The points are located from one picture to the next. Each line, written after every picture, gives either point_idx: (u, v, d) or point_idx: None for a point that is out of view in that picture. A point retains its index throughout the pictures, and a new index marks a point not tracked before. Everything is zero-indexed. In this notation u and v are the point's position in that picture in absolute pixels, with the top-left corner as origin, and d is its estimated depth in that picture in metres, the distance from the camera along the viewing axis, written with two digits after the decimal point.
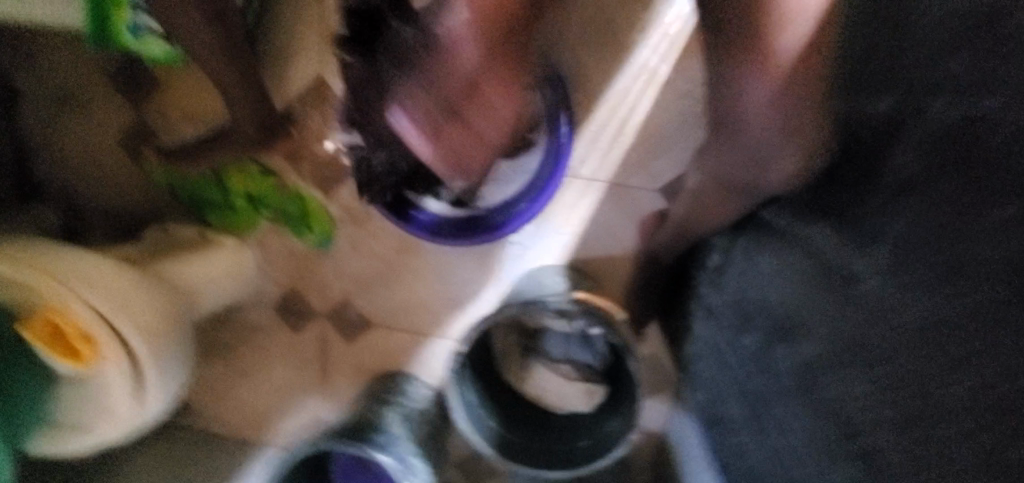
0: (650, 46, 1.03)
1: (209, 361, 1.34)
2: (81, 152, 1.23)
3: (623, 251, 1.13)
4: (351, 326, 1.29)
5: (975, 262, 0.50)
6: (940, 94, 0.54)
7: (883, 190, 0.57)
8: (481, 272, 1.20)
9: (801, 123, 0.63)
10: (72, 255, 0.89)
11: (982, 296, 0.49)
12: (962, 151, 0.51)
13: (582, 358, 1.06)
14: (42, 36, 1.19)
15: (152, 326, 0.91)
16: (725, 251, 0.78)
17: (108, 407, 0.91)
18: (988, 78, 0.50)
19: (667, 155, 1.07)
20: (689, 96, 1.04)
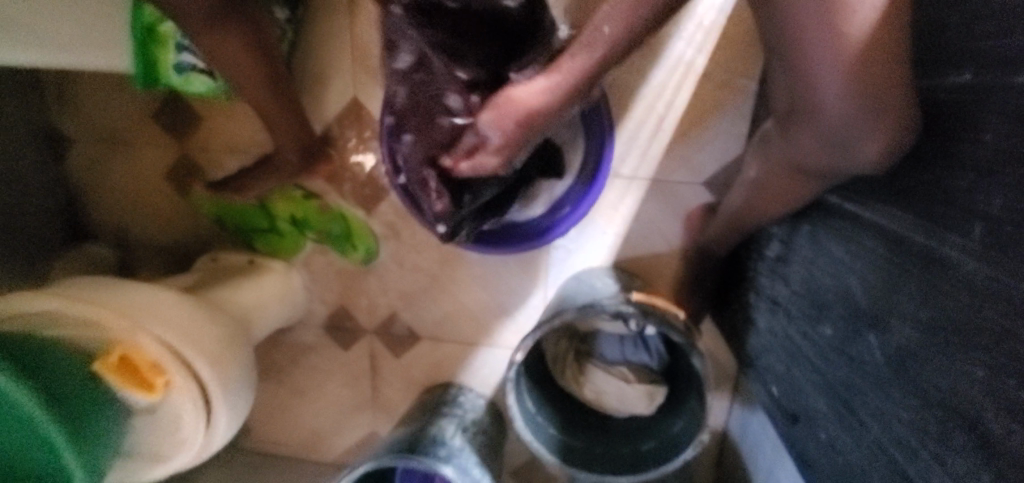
0: (684, 38, 1.01)
1: (264, 383, 1.36)
2: (131, 190, 1.28)
3: (670, 248, 1.12)
4: (401, 340, 1.30)
5: None
6: (1015, 54, 0.47)
7: (968, 167, 0.51)
8: (527, 278, 1.20)
9: (882, 98, 0.55)
10: (132, 291, 0.92)
11: None
12: None
13: (638, 359, 1.04)
14: (83, 81, 1.22)
15: (218, 354, 0.94)
16: (786, 240, 0.80)
17: (179, 436, 0.93)
18: None
19: (710, 147, 1.06)
20: (728, 86, 1.03)
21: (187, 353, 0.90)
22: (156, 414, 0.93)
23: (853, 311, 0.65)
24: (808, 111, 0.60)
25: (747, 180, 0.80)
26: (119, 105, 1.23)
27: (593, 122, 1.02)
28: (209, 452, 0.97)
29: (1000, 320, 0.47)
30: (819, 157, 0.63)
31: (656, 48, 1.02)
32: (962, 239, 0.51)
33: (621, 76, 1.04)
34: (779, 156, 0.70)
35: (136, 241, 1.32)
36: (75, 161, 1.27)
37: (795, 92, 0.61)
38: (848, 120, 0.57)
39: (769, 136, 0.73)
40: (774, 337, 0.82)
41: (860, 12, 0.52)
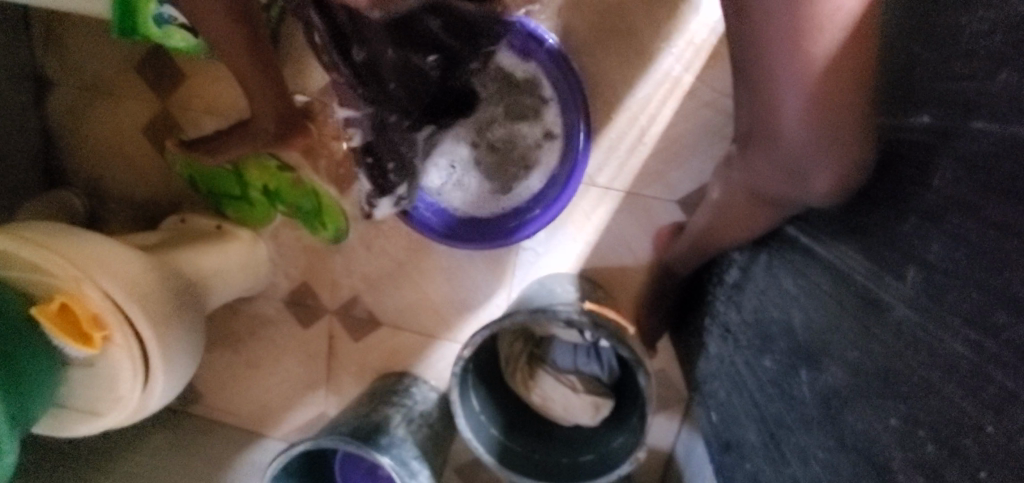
0: (673, 53, 1.00)
1: (218, 352, 1.35)
2: (106, 140, 1.26)
3: (636, 263, 1.11)
4: (360, 324, 1.29)
5: (995, 297, 0.40)
6: (972, 103, 0.45)
7: (914, 213, 0.49)
8: (493, 276, 1.19)
9: (842, 134, 0.54)
10: (81, 240, 0.90)
11: (992, 338, 0.40)
12: (992, 162, 0.42)
13: (590, 370, 1.03)
14: (69, 25, 1.21)
15: (163, 316, 0.92)
16: (744, 268, 0.79)
17: (115, 393, 0.92)
18: (1000, 85, 0.42)
19: (687, 165, 1.05)
20: (712, 107, 1.02)
21: (131, 310, 0.88)
22: (93, 368, 0.91)
23: (792, 345, 0.64)
24: (771, 136, 0.59)
25: (711, 204, 0.79)
26: (104, 53, 1.21)
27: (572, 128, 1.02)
28: (143, 413, 0.95)
29: (920, 369, 0.46)
30: (777, 184, 0.62)
31: (644, 61, 1.01)
32: (898, 284, 0.50)
33: (607, 83, 1.03)
34: (740, 181, 0.69)
35: (106, 193, 1.30)
36: (54, 105, 1.25)
37: (760, 116, 0.60)
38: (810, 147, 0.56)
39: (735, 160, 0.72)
40: (720, 363, 0.81)
41: (823, 42, 0.51)
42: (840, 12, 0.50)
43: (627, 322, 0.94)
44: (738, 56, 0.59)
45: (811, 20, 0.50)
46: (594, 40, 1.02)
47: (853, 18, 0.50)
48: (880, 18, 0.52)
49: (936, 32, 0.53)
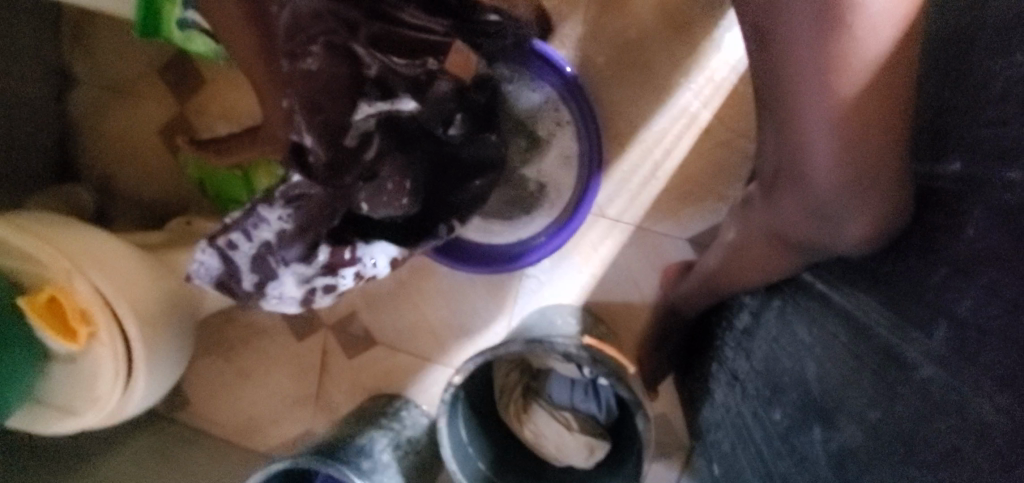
0: (693, 89, 0.98)
1: (210, 360, 1.32)
2: (121, 138, 1.27)
3: (643, 300, 1.08)
4: (355, 341, 1.26)
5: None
6: (1001, 153, 0.43)
7: (943, 265, 0.46)
8: (495, 302, 1.16)
9: (869, 179, 0.52)
10: (78, 233, 0.89)
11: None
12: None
13: (587, 408, 0.98)
14: (97, 24, 1.23)
15: (151, 315, 0.90)
16: (756, 313, 0.75)
17: (95, 393, 0.89)
18: None
19: (701, 203, 1.02)
20: (730, 145, 0.99)
21: (120, 309, 0.86)
22: (75, 365, 0.88)
23: (806, 398, 0.60)
24: (794, 174, 0.57)
25: (724, 245, 0.76)
26: (130, 54, 1.23)
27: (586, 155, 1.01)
28: (120, 416, 0.92)
29: (946, 435, 0.42)
30: (801, 227, 0.59)
31: (661, 95, 1.00)
32: (923, 341, 0.46)
33: (623, 116, 1.02)
34: (761, 223, 0.66)
35: (117, 190, 1.30)
36: (75, 101, 1.27)
37: (785, 153, 0.57)
38: (841, 188, 0.53)
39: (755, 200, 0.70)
40: (727, 412, 0.76)
41: (849, 80, 0.50)
42: (864, 51, 0.48)
43: (629, 361, 0.90)
44: (762, 93, 0.58)
45: (832, 57, 0.49)
46: (613, 71, 1.01)
47: (879, 59, 0.49)
48: (912, 58, 0.50)
49: (969, 75, 0.50)
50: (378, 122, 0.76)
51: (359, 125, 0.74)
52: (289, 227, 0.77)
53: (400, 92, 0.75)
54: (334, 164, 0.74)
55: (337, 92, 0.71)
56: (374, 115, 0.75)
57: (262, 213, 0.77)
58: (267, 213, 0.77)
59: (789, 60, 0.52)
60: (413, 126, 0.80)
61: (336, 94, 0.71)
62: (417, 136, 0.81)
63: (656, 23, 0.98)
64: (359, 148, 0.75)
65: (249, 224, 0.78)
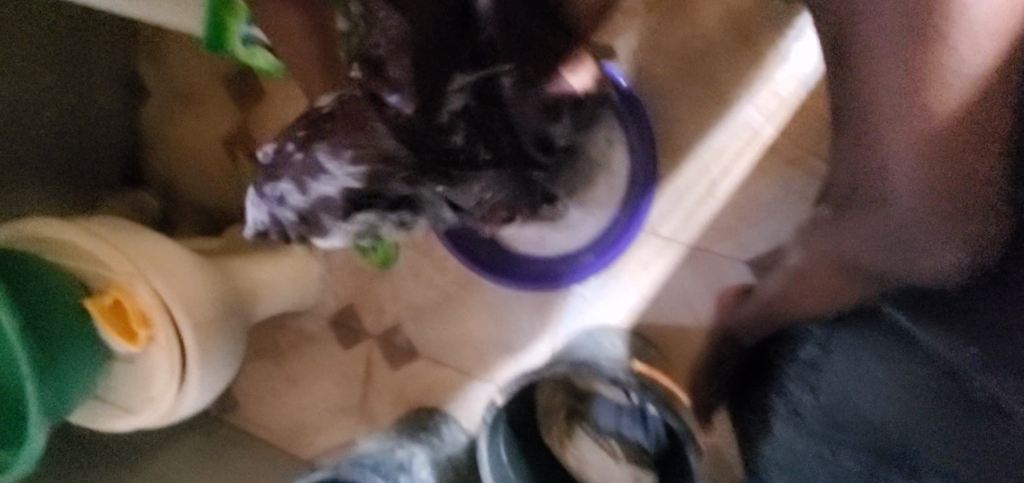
0: (755, 103, 0.93)
1: (259, 364, 1.35)
2: (188, 148, 1.33)
3: (697, 324, 1.02)
4: (399, 353, 1.26)
5: None
6: None
7: None
8: (540, 320, 1.13)
9: (952, 208, 0.47)
10: (143, 238, 0.93)
11: None
12: None
13: (633, 435, 0.93)
14: (172, 40, 1.30)
15: (205, 321, 0.93)
16: (823, 345, 0.66)
17: (151, 393, 0.92)
18: None
19: (763, 224, 0.96)
20: (796, 163, 0.93)
21: (176, 313, 0.89)
22: (134, 366, 0.92)
23: (885, 445, 0.55)
24: (873, 197, 0.52)
25: (789, 270, 0.70)
26: (199, 69, 1.29)
27: (639, 171, 0.97)
28: (172, 418, 0.95)
29: None
30: (880, 254, 0.53)
31: (722, 110, 0.95)
32: None
33: (679, 131, 0.98)
34: (829, 250, 0.60)
35: (182, 197, 1.37)
36: (147, 112, 1.35)
37: (860, 173, 0.52)
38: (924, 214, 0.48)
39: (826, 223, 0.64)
40: (786, 451, 0.69)
41: (947, 95, 0.45)
42: (965, 63, 0.43)
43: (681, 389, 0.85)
44: (841, 108, 0.53)
45: (927, 70, 0.45)
46: (670, 85, 0.97)
47: (984, 71, 0.43)
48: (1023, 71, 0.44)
49: None
50: (467, 103, 0.70)
51: (454, 102, 0.69)
52: (357, 184, 0.70)
53: (502, 64, 0.70)
54: (412, 131, 0.68)
55: (430, 67, 0.66)
56: (467, 89, 0.69)
57: (326, 165, 0.70)
58: (332, 166, 0.70)
59: (876, 73, 0.47)
60: (498, 112, 0.73)
61: (432, 66, 0.66)
62: (498, 119, 0.74)
63: (720, 33, 0.93)
64: (446, 124, 0.69)
65: (308, 175, 0.72)
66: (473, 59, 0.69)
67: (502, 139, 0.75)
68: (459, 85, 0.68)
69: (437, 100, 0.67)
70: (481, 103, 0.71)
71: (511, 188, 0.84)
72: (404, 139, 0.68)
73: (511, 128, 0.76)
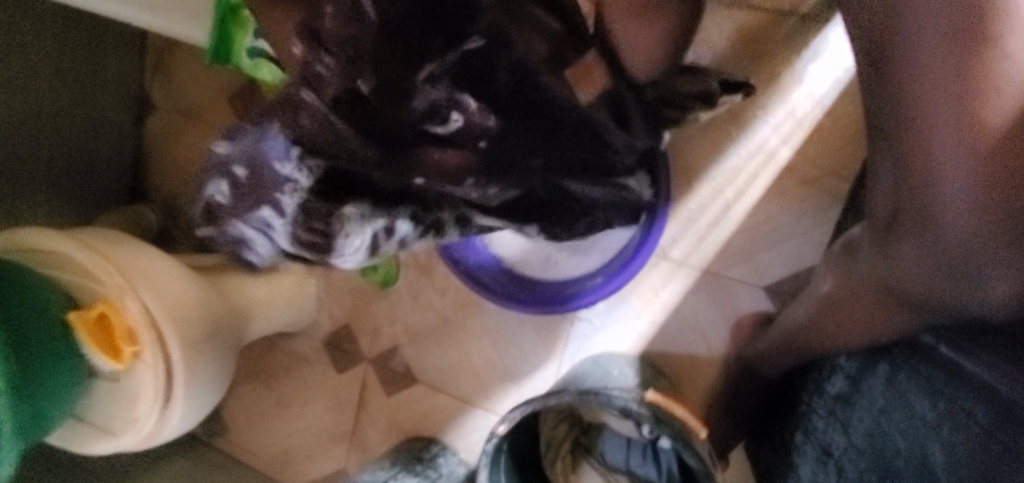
0: (772, 124, 0.90)
1: (250, 386, 1.30)
2: (188, 163, 1.31)
3: (710, 352, 0.97)
4: (396, 378, 1.20)
5: None
6: None
7: None
8: (544, 345, 1.08)
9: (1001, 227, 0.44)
10: (136, 251, 0.89)
11: None
12: None
13: (645, 473, 0.86)
14: (179, 54, 1.29)
15: (194, 339, 0.89)
16: (853, 378, 0.65)
17: (132, 414, 0.87)
18: None
19: (779, 249, 0.92)
20: (813, 186, 0.90)
21: (166, 331, 0.85)
22: (116, 384, 0.87)
23: None
24: (912, 214, 0.48)
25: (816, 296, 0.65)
26: (205, 83, 1.28)
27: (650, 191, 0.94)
28: (154, 441, 0.90)
29: None
30: (923, 275, 0.50)
31: (737, 130, 0.92)
32: None
33: (690, 152, 0.95)
34: (867, 274, 0.56)
35: (180, 212, 1.34)
36: (151, 126, 1.33)
37: (900, 188, 0.49)
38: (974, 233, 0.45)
39: (856, 244, 0.60)
40: None
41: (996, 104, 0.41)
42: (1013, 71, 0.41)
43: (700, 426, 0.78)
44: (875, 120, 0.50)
45: (973, 78, 0.42)
46: None
47: None
48: None
49: None
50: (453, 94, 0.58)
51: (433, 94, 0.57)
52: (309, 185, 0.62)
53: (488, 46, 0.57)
54: (384, 126, 0.59)
55: (402, 50, 0.54)
56: (445, 79, 0.57)
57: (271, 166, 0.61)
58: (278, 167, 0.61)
59: (916, 82, 0.44)
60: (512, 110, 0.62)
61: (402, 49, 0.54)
62: (518, 116, 0.63)
63: (735, 50, 0.91)
64: (423, 114, 0.58)
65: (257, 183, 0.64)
66: (449, 41, 0.55)
67: (511, 136, 0.63)
68: (438, 70, 0.56)
69: (406, 88, 0.56)
70: (471, 87, 0.59)
71: (537, 188, 0.72)
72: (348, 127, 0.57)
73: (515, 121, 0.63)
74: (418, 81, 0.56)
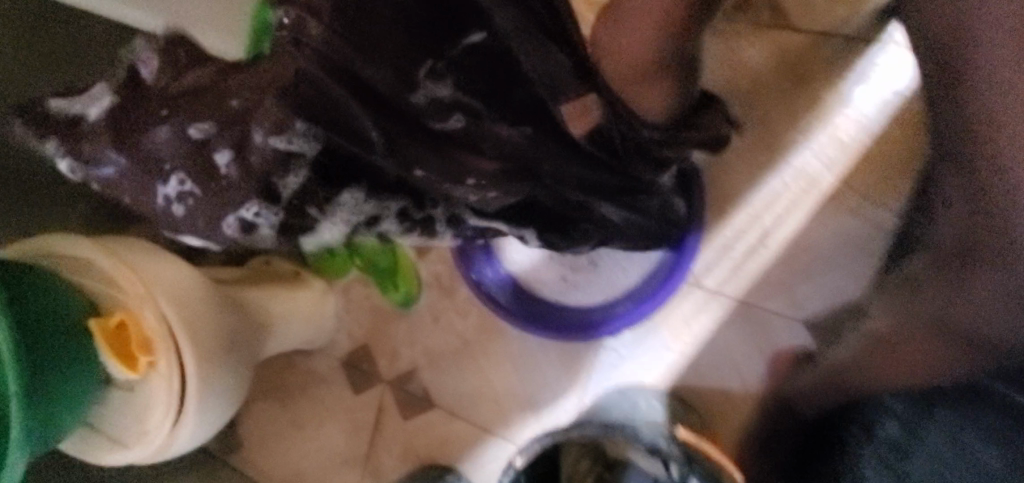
0: (813, 150, 0.86)
1: (265, 404, 1.27)
2: None
3: (745, 389, 0.91)
4: (412, 401, 1.17)
5: None
6: None
7: None
8: (567, 374, 1.03)
9: None
10: (160, 260, 0.89)
11: None
12: None
13: None
14: None
15: (210, 352, 0.88)
16: (909, 425, 0.61)
17: (144, 426, 0.86)
18: None
19: (821, 280, 0.87)
20: (859, 214, 0.85)
21: (183, 343, 0.85)
22: (131, 395, 0.86)
23: None
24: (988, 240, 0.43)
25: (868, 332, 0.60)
26: None
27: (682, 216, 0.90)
28: (165, 454, 0.88)
29: None
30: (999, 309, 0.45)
31: (775, 154, 0.88)
32: None
33: (725, 176, 0.91)
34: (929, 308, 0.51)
35: None
36: None
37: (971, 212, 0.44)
38: None
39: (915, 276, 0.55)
40: None
41: None
42: None
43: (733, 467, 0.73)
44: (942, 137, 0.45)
45: None
46: None
47: None
48: None
49: None
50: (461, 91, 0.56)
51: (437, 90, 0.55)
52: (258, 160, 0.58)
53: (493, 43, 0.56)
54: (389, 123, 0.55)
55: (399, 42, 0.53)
56: (451, 75, 0.55)
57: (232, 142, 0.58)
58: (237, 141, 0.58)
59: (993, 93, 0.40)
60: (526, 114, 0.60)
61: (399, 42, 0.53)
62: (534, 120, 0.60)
63: (773, 73, 0.87)
64: (428, 110, 0.56)
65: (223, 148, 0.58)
66: (448, 34, 0.54)
67: (525, 140, 0.60)
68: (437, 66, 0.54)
69: (407, 77, 0.53)
70: (474, 83, 0.56)
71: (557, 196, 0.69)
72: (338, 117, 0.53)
73: (529, 122, 0.60)
74: (420, 78, 0.54)
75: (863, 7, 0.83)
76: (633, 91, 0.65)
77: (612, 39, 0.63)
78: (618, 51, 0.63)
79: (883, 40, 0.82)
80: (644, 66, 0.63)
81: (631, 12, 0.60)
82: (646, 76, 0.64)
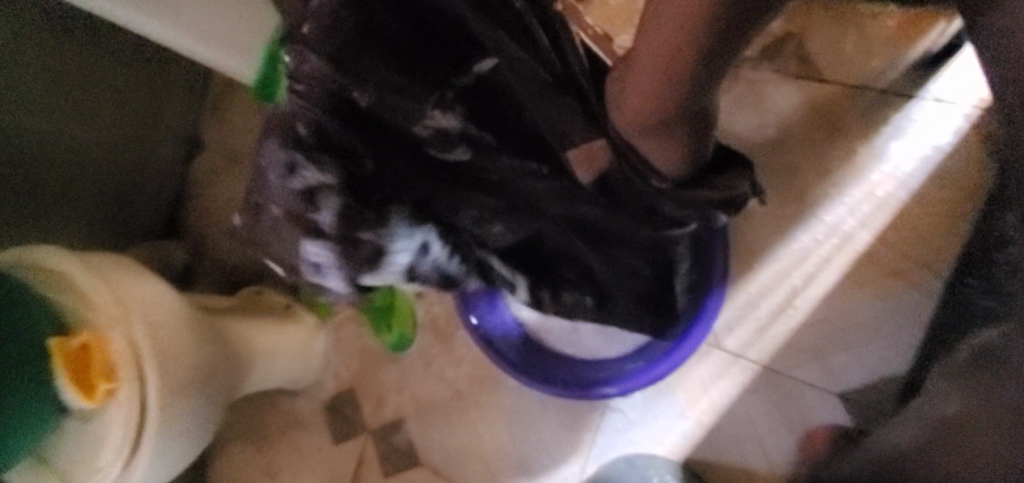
0: (847, 205, 0.80)
1: (236, 448, 1.17)
2: (222, 204, 1.30)
3: (770, 467, 0.82)
4: (396, 455, 1.06)
5: None
6: None
7: None
8: (568, 438, 0.93)
9: None
10: (143, 281, 0.84)
11: None
12: None
13: None
14: (233, 97, 1.30)
15: (177, 383, 0.80)
16: None
17: (94, 463, 0.77)
18: None
19: (855, 348, 0.79)
20: (899, 278, 0.77)
21: (148, 371, 0.77)
22: (87, 427, 0.77)
23: None
24: None
25: (926, 411, 0.51)
26: (249, 126, 1.28)
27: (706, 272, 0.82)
28: None
29: None
30: None
31: (805, 207, 0.82)
32: None
33: (752, 229, 0.84)
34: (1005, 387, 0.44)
35: (207, 251, 1.31)
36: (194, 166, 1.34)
37: None
38: None
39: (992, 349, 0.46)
40: None
41: None
42: None
43: None
44: None
45: None
46: None
47: None
48: None
49: None
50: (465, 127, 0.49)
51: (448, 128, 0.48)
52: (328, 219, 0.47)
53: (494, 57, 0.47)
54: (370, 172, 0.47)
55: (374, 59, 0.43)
56: (453, 110, 0.48)
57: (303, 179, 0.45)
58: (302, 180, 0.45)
59: None
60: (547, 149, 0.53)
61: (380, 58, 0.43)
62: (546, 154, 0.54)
63: (805, 122, 0.82)
64: (428, 142, 0.48)
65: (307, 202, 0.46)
66: (450, 63, 0.47)
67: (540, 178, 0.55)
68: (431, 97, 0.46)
69: (398, 105, 0.45)
70: (481, 116, 0.50)
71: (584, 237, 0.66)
72: (355, 170, 0.46)
73: (533, 157, 0.54)
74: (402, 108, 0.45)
75: (901, 59, 0.79)
76: (645, 145, 0.51)
77: (622, 84, 0.48)
78: (628, 103, 0.48)
79: (924, 93, 0.77)
80: (663, 119, 0.48)
81: (638, 67, 0.45)
82: (660, 131, 0.50)
